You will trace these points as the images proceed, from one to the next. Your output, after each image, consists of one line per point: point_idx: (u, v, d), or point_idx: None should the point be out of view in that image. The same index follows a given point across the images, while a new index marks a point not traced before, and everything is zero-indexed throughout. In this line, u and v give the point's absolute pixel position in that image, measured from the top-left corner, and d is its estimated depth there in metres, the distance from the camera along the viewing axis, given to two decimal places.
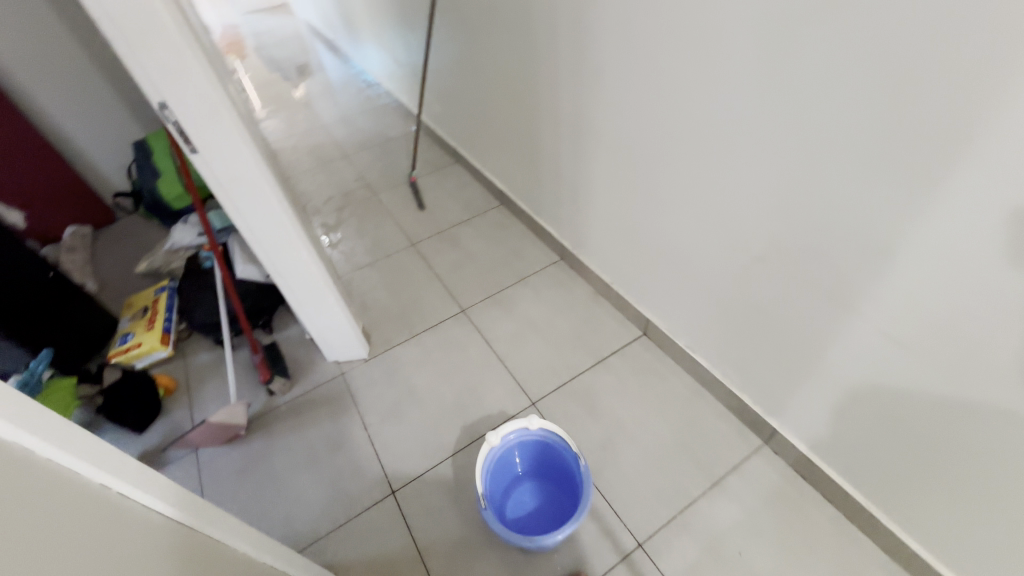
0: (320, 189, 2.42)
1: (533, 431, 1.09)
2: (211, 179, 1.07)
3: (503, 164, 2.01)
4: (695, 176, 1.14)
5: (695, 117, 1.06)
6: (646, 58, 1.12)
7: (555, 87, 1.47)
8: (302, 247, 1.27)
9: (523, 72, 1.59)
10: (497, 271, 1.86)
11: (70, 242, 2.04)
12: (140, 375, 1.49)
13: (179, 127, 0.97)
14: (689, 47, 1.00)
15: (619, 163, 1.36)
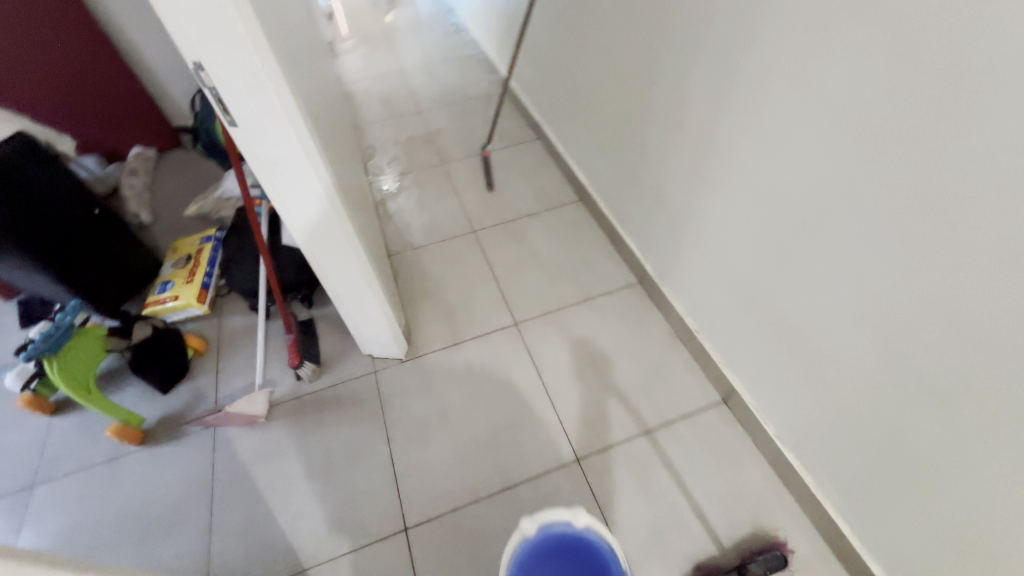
0: (386, 145, 2.22)
1: (575, 527, 0.90)
2: (251, 158, 0.89)
3: (592, 156, 1.73)
4: (864, 254, 0.84)
5: (898, 181, 0.75)
6: (827, 81, 0.81)
7: (681, 86, 1.17)
8: (347, 239, 1.11)
9: (642, 57, 1.28)
10: (562, 282, 1.63)
11: (132, 165, 1.96)
12: (172, 334, 1.42)
13: (218, 96, 0.78)
14: (923, 82, 0.68)
15: (743, 202, 1.07)
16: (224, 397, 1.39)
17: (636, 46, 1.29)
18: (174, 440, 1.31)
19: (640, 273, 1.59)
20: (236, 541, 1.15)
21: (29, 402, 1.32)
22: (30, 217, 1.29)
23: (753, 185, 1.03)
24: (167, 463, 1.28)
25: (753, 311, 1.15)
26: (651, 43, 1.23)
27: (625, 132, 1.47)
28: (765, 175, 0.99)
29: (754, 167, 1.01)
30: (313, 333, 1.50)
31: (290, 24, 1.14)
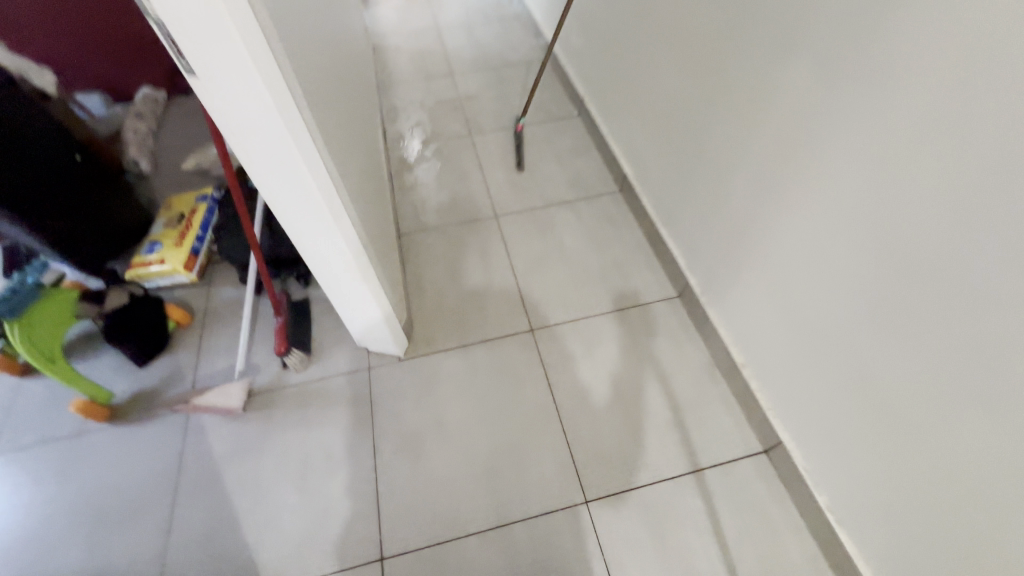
0: (410, 109, 2.01)
1: None
2: (218, 117, 0.79)
3: (640, 142, 1.49)
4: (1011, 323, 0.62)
5: None
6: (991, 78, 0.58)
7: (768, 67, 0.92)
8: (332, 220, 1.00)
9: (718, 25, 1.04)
10: (590, 286, 1.43)
11: (138, 107, 1.80)
12: (151, 303, 1.29)
13: (171, 38, 0.69)
14: None
15: (829, 225, 0.84)
16: (202, 378, 1.26)
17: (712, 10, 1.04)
18: (143, 422, 1.19)
19: (682, 286, 1.38)
20: (194, 547, 1.03)
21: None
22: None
23: (846, 205, 0.80)
24: (131, 447, 1.16)
25: (823, 357, 0.94)
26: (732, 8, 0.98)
27: (684, 118, 1.23)
28: (870, 193, 0.76)
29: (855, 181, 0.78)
30: (306, 316, 1.35)
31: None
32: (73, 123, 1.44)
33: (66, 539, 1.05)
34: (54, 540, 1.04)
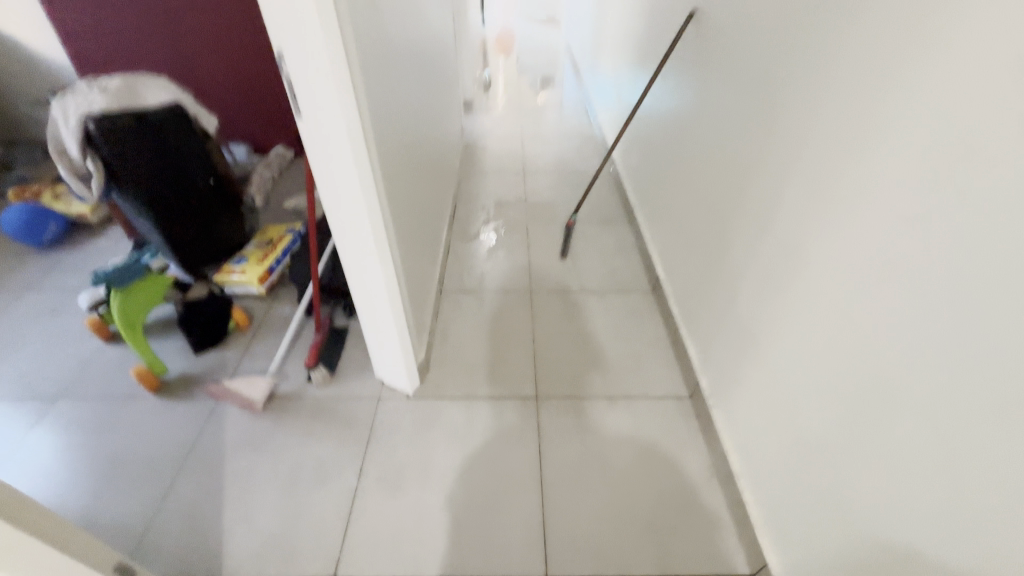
0: (481, 195, 2.32)
1: None
2: (311, 149, 1.01)
3: (672, 246, 1.61)
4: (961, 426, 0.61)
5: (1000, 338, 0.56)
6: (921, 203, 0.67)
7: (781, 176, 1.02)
8: (379, 256, 1.14)
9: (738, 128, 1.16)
10: (602, 370, 1.47)
11: (270, 160, 2.24)
12: (222, 302, 1.52)
13: (292, 88, 0.93)
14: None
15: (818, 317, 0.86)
16: (238, 373, 1.42)
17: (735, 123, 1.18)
18: (178, 400, 1.35)
19: (693, 388, 1.38)
20: (176, 520, 1.11)
21: (92, 325, 1.46)
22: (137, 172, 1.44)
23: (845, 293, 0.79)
24: (162, 418, 1.31)
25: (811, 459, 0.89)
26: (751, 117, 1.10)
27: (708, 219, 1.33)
28: (871, 282, 0.74)
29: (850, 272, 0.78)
30: (341, 343, 1.50)
31: (394, 62, 1.29)
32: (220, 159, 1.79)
33: (84, 482, 1.18)
34: (72, 484, 1.18)
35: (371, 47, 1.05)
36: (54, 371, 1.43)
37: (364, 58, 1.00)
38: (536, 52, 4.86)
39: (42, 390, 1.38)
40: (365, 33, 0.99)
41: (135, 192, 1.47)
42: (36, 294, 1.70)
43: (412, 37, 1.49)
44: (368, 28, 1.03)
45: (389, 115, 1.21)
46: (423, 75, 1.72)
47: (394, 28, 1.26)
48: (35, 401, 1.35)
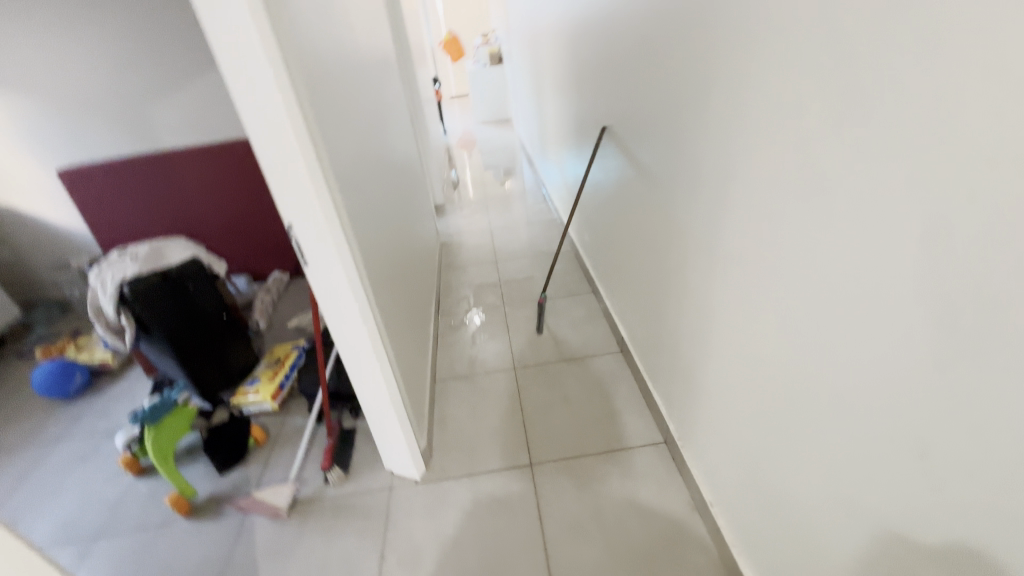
0: (461, 286, 2.59)
1: None
2: (316, 290, 1.20)
3: (631, 310, 1.85)
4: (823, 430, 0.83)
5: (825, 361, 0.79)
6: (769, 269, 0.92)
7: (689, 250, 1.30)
8: (380, 366, 1.34)
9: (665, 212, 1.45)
10: (585, 430, 1.65)
11: (268, 285, 2.51)
12: (241, 423, 1.70)
13: (300, 249, 1.13)
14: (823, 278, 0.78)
15: (739, 360, 1.09)
16: (262, 486, 1.57)
17: (661, 209, 1.48)
18: (210, 520, 1.48)
19: (666, 434, 1.57)
20: None
21: (126, 462, 1.62)
22: (165, 319, 1.68)
23: (747, 339, 1.04)
24: (196, 539, 1.43)
25: (758, 475, 1.08)
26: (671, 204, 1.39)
27: (655, 287, 1.59)
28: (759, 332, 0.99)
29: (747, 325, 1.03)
30: (350, 443, 1.67)
31: (374, 201, 1.59)
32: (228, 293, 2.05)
33: None
34: None
35: (357, 201, 1.34)
36: (91, 511, 1.56)
37: (354, 212, 1.29)
38: (494, 147, 5.45)
39: (82, 530, 1.51)
40: (352, 194, 1.29)
41: (163, 336, 1.69)
42: (68, 442, 1.85)
43: (385, 174, 1.82)
44: (355, 187, 1.33)
45: (375, 245, 1.49)
46: (398, 199, 2.03)
47: (371, 175, 1.58)
48: (77, 542, 1.47)
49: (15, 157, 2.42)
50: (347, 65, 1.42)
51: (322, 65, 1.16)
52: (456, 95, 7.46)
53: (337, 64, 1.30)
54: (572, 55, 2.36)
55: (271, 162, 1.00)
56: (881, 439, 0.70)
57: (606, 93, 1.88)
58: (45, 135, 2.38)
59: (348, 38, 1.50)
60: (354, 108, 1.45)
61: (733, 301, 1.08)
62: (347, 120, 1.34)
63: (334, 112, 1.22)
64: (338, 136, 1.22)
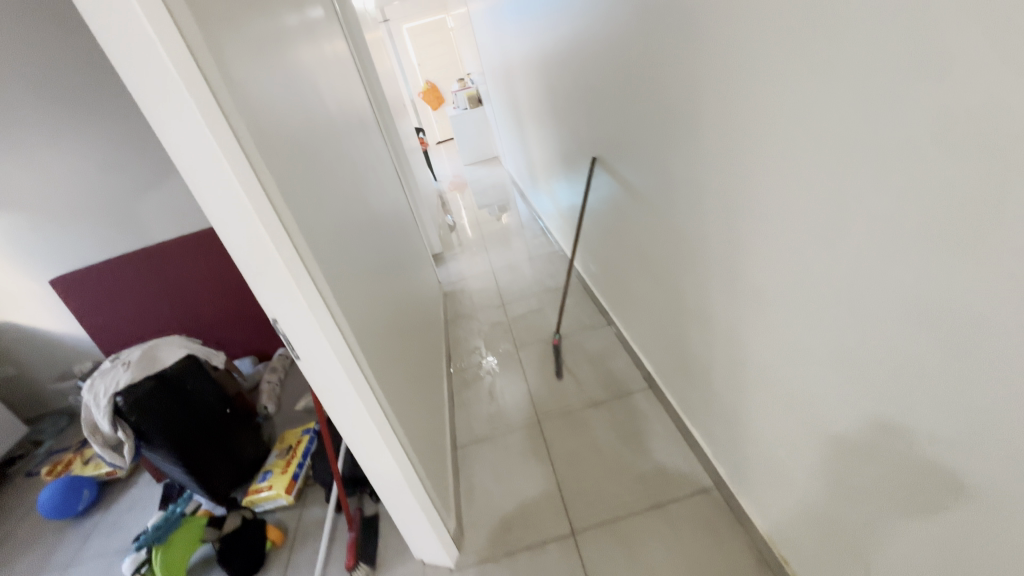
0: (470, 336, 2.48)
1: None
2: (312, 383, 1.10)
3: (653, 342, 1.73)
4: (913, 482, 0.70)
5: (903, 404, 0.67)
6: (809, 299, 0.81)
7: (707, 275, 1.19)
8: (392, 449, 1.23)
9: (672, 238, 1.35)
10: (625, 482, 1.51)
11: (273, 364, 2.43)
12: (256, 526, 1.58)
13: (288, 342, 1.04)
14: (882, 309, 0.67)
15: (788, 393, 0.97)
16: None
17: (667, 235, 1.38)
18: None
19: (715, 478, 1.42)
20: None
21: None
22: (166, 426, 1.57)
23: (795, 371, 0.92)
24: None
25: (833, 521, 0.95)
26: (678, 229, 1.30)
27: (675, 317, 1.48)
28: (808, 364, 0.87)
29: (791, 355, 0.92)
30: (374, 532, 1.53)
31: (364, 269, 1.51)
32: (229, 384, 1.96)
33: None
34: None
35: (345, 277, 1.26)
36: None
37: (343, 290, 1.20)
38: (484, 185, 5.45)
39: None
40: (339, 272, 1.20)
41: (164, 444, 1.58)
42: (79, 569, 1.74)
43: (374, 237, 1.74)
44: (341, 263, 1.25)
45: (371, 318, 1.40)
46: (391, 260, 1.96)
47: (357, 242, 1.50)
48: None
49: (7, 273, 2.40)
50: (318, 136, 1.36)
51: (288, 144, 1.09)
52: (441, 140, 7.55)
53: (306, 140, 1.24)
54: (548, 86, 2.31)
55: (244, 255, 0.92)
56: (998, 500, 0.57)
57: (588, 121, 1.81)
58: (34, 247, 2.36)
59: (317, 108, 1.44)
60: (331, 179, 1.38)
61: (770, 330, 0.97)
62: (325, 194, 1.27)
63: (309, 190, 1.15)
64: (315, 214, 1.14)
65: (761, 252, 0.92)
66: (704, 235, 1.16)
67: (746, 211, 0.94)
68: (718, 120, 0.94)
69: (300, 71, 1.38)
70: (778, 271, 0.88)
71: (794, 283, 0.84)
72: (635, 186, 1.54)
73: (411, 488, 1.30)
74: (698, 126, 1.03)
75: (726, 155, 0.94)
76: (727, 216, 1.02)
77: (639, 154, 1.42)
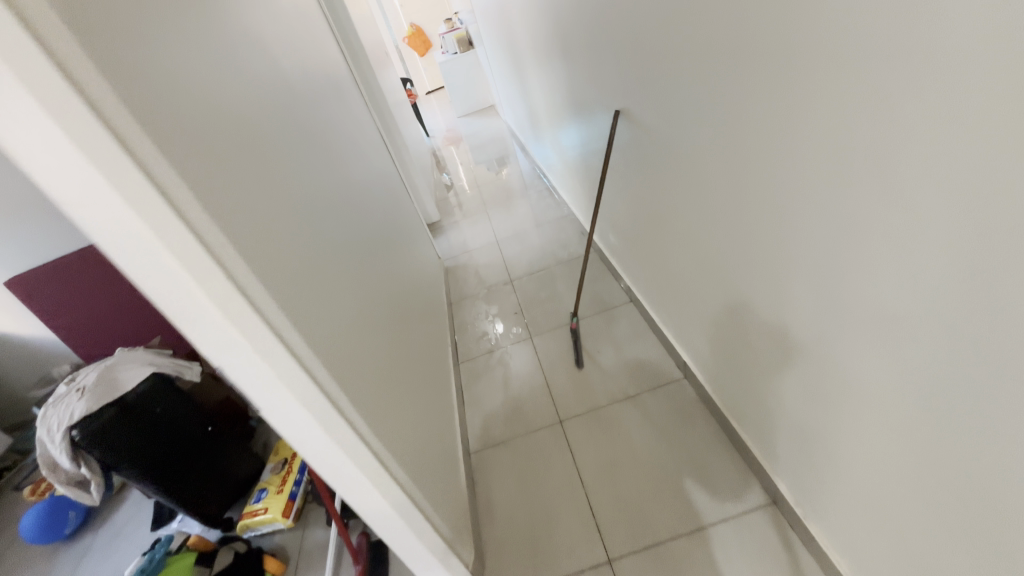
0: (476, 319, 2.25)
1: None
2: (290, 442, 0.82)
3: (692, 330, 1.49)
4: None
5: None
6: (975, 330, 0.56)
7: (781, 268, 0.93)
8: (390, 505, 0.98)
9: (726, 218, 1.07)
10: (666, 497, 1.32)
11: None
12: (252, 558, 1.40)
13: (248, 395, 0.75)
14: None
15: (903, 434, 0.74)
16: None
17: (720, 213, 1.10)
18: None
19: (772, 492, 1.23)
20: None
21: None
22: (139, 456, 1.38)
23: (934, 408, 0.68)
24: None
25: None
26: (738, 208, 1.01)
27: (728, 309, 1.22)
28: (954, 408, 0.63)
29: (922, 391, 0.68)
30: (383, 562, 1.37)
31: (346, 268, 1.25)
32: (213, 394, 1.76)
33: None
34: None
35: (325, 291, 1.00)
36: None
37: (329, 308, 0.94)
38: (481, 139, 5.03)
39: None
40: (320, 285, 0.94)
41: (139, 475, 1.39)
42: None
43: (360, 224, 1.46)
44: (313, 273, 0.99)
45: (363, 331, 1.15)
46: (380, 246, 1.68)
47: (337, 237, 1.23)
48: None
49: None
50: (274, 106, 1.05)
51: (244, 119, 0.80)
52: (431, 90, 6.99)
53: (262, 114, 0.94)
54: (553, 22, 1.93)
55: (147, 278, 0.58)
56: None
57: (608, 64, 1.47)
58: None
59: (269, 67, 1.12)
60: (298, 161, 1.09)
61: (887, 353, 0.72)
62: (292, 184, 0.98)
63: (269, 183, 0.86)
64: (282, 214, 0.87)
65: (887, 256, 0.65)
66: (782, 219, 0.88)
67: (867, 196, 0.66)
68: (837, 62, 0.63)
69: (244, 18, 1.05)
70: (921, 283, 0.62)
71: (950, 308, 0.58)
72: (671, 150, 1.24)
73: (420, 539, 1.08)
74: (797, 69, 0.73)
75: (843, 114, 0.65)
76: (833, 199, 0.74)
77: (680, 108, 1.11)
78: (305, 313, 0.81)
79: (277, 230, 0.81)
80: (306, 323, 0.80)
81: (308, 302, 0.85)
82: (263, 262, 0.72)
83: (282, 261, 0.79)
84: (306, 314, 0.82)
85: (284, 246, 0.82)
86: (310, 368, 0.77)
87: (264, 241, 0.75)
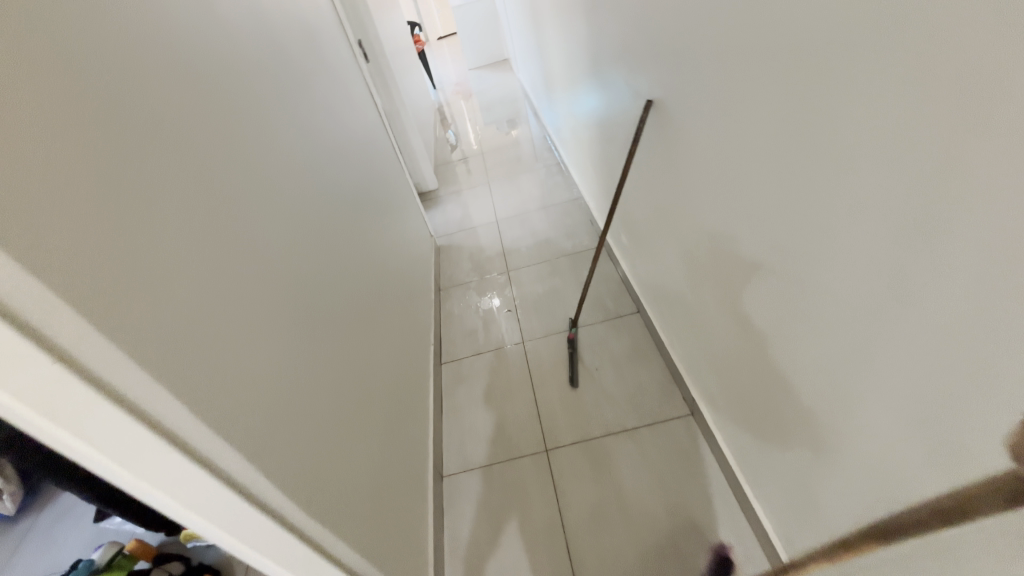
0: (464, 313, 2.03)
1: None
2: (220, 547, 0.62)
3: (708, 368, 1.29)
4: None
5: None
6: None
7: (857, 345, 0.71)
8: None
9: (777, 264, 0.84)
10: (659, 560, 1.17)
11: None
12: None
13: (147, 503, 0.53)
14: None
15: None
16: None
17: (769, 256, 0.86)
18: None
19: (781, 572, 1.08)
20: None
21: None
22: (57, 463, 1.21)
23: None
24: None
25: None
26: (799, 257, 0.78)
27: (759, 365, 1.01)
28: None
29: None
30: None
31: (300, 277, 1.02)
32: None
33: None
34: None
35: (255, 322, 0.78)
36: None
37: (259, 353, 0.73)
38: (491, 97, 4.63)
39: None
40: (248, 323, 0.72)
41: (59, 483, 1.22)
42: None
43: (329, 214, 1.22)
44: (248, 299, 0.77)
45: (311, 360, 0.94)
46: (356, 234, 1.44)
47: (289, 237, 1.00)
48: None
49: None
50: (200, 71, 0.79)
51: (117, 107, 0.55)
52: (444, 38, 6.47)
53: (174, 88, 0.68)
54: None
55: None
56: None
57: (640, 40, 1.18)
58: None
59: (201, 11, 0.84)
60: (238, 146, 0.84)
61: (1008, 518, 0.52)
62: (218, 184, 0.74)
63: (175, 191, 0.63)
64: (192, 234, 0.64)
65: None
66: (865, 289, 0.66)
67: None
68: None
69: None
70: None
71: None
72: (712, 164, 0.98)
73: None
74: (951, 104, 0.47)
75: None
76: (971, 295, 0.51)
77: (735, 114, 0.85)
78: (219, 375, 0.61)
79: (179, 265, 0.59)
80: (221, 393, 0.60)
81: (227, 354, 0.64)
82: (144, 323, 0.50)
83: (182, 308, 0.57)
84: (223, 376, 0.61)
85: (190, 279, 0.61)
86: (215, 459, 0.58)
87: (147, 290, 0.52)
